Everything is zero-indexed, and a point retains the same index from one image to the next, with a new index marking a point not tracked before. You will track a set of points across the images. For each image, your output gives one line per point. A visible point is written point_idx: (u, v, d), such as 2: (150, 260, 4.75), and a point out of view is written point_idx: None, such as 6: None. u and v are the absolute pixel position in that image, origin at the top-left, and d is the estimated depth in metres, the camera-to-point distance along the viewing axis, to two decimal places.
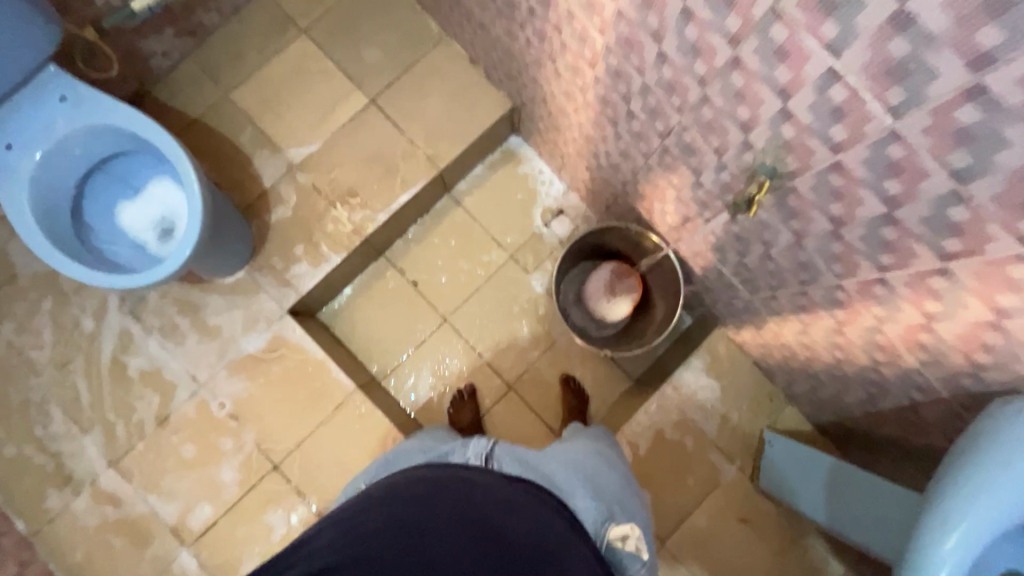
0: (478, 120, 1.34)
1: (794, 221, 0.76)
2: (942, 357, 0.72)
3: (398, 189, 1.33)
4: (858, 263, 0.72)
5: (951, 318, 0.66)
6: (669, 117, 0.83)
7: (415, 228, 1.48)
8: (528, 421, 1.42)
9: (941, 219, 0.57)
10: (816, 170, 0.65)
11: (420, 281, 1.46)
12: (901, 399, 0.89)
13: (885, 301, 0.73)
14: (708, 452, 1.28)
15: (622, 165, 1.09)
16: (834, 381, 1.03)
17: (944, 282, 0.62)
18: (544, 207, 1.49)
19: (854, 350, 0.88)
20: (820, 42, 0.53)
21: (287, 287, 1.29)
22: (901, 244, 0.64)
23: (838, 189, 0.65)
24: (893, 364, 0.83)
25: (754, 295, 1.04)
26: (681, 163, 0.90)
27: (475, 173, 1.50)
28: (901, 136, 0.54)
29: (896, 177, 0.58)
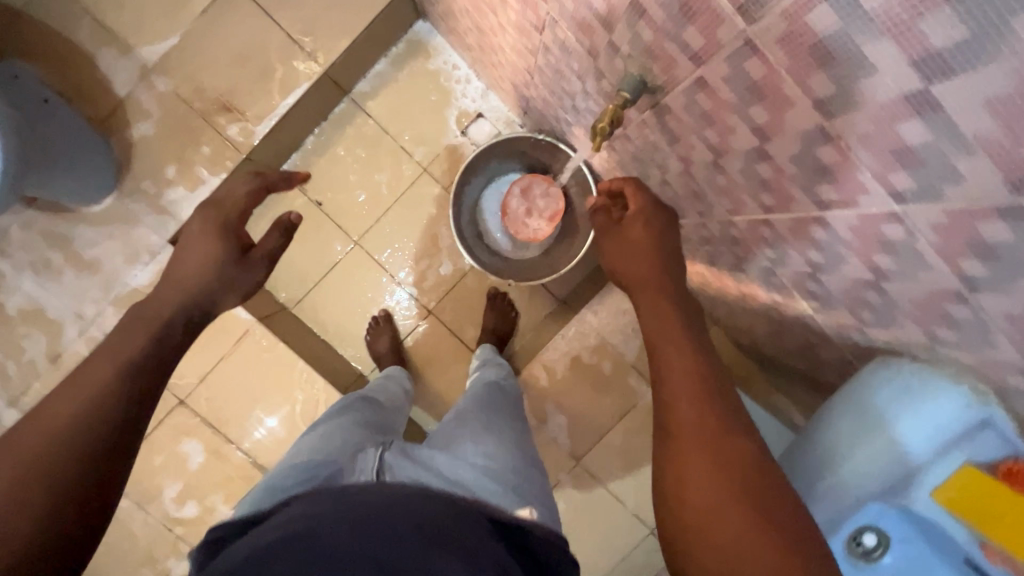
0: (364, 13, 1.12)
1: (678, 145, 0.62)
2: (831, 309, 0.62)
3: (278, 92, 1.14)
4: (743, 200, 0.59)
5: (834, 272, 0.55)
6: (537, 6, 0.65)
7: (314, 138, 1.31)
8: (451, 345, 1.38)
9: (811, 162, 0.43)
10: (682, 87, 0.50)
11: (326, 201, 1.33)
12: (801, 339, 0.81)
13: (773, 244, 0.62)
14: (628, 377, 1.24)
15: (519, 63, 0.91)
16: (745, 312, 0.95)
17: (824, 233, 0.50)
18: (460, 111, 1.31)
19: (756, 288, 0.79)
20: None
21: (164, 215, 1.15)
22: (778, 185, 0.50)
23: (708, 112, 0.50)
24: (790, 307, 0.73)
25: None
26: (564, 66, 0.73)
27: (378, 70, 1.30)
28: (757, 49, 0.38)
29: (761, 103, 0.42)
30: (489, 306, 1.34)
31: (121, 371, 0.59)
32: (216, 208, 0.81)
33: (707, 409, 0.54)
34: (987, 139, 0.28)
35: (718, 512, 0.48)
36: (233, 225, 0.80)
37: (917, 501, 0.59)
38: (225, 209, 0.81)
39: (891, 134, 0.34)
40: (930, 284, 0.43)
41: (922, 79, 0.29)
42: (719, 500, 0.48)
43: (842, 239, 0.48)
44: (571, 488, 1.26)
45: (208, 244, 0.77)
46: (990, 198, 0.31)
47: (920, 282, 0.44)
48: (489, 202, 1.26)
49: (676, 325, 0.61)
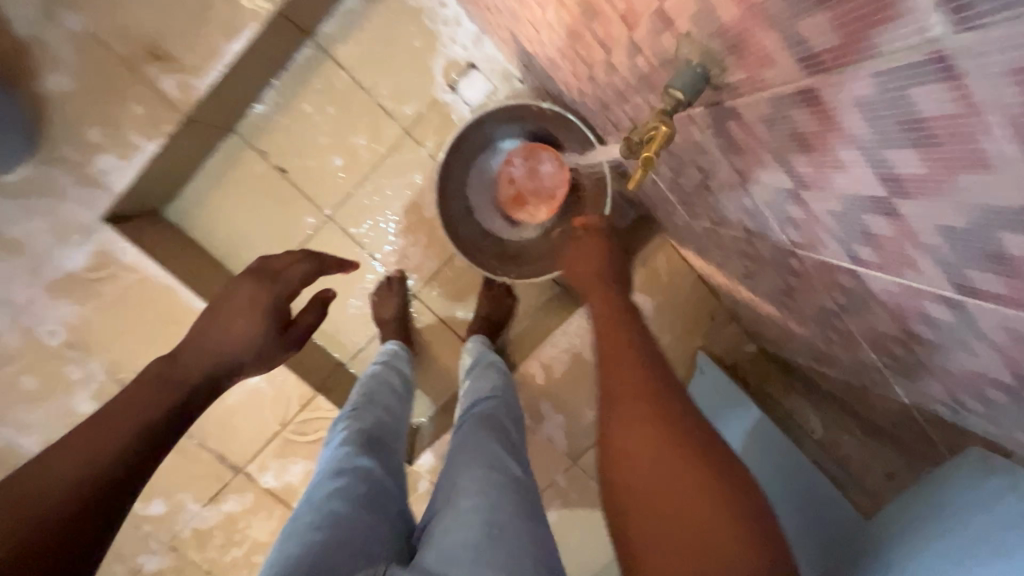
0: None
1: (738, 157, 0.45)
2: (915, 376, 0.49)
3: (222, 36, 0.92)
4: (822, 240, 0.44)
5: (944, 352, 0.40)
6: None
7: (272, 91, 1.10)
8: (439, 334, 1.24)
9: (983, 243, 0.27)
10: (773, 93, 0.33)
11: (292, 168, 1.14)
12: (849, 376, 0.68)
13: (852, 294, 0.47)
14: None
15: (522, 13, 0.71)
16: (779, 328, 0.81)
17: (951, 316, 0.35)
18: (448, 60, 1.11)
19: (803, 318, 0.65)
20: None
21: (94, 186, 0.97)
22: (896, 247, 0.35)
23: (807, 135, 0.34)
24: (848, 349, 0.60)
25: (694, 221, 0.76)
26: (583, 28, 0.54)
27: (347, 6, 1.07)
28: (952, 74, 0.22)
29: (915, 148, 0.27)
30: (484, 290, 1.19)
31: (141, 418, 0.62)
32: (270, 283, 0.86)
33: (669, 394, 0.52)
34: None
35: (671, 489, 0.47)
36: (277, 299, 0.86)
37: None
38: (279, 288, 0.86)
39: None
40: None
41: None
42: (670, 479, 0.47)
43: (984, 332, 0.34)
44: (567, 490, 1.18)
45: (254, 318, 0.81)
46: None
47: None
48: (482, 177, 1.09)
49: (624, 315, 0.61)
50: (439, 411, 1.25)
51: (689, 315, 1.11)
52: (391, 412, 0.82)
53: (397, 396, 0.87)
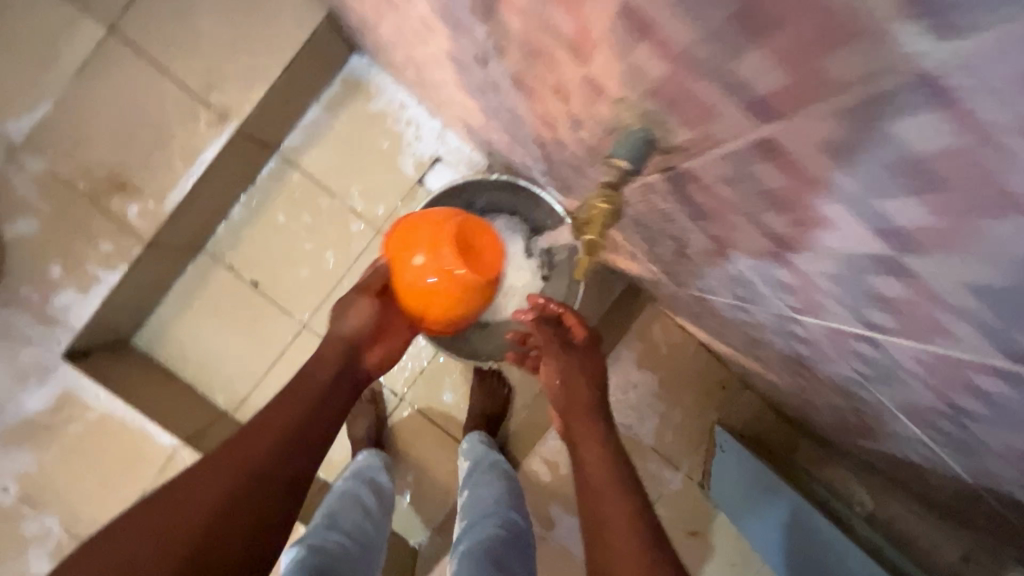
0: (279, 52, 0.90)
1: (708, 225, 0.41)
2: (968, 452, 0.40)
3: (179, 160, 0.91)
4: (820, 305, 0.38)
5: (998, 426, 0.32)
6: (472, 31, 0.44)
7: (240, 206, 1.08)
8: (432, 437, 1.13)
9: (1014, 300, 0.21)
10: (722, 151, 0.29)
11: (262, 281, 1.09)
12: (891, 450, 0.57)
13: (871, 361, 0.40)
14: (647, 461, 1.01)
15: (469, 100, 0.69)
16: (799, 394, 0.72)
17: (995, 386, 0.28)
18: (414, 156, 1.10)
19: (822, 386, 0.56)
20: None
21: (51, 324, 0.91)
22: (910, 308, 0.28)
23: (771, 192, 0.28)
24: (879, 420, 0.51)
25: (680, 288, 0.70)
26: (525, 109, 0.52)
27: (310, 118, 1.08)
28: (936, 101, 0.16)
29: (897, 192, 0.21)
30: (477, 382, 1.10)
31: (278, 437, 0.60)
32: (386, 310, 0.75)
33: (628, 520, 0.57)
34: None
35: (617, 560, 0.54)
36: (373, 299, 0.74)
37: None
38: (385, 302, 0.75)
39: None
40: None
41: None
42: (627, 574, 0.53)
43: None
44: None
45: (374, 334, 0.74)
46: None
47: None
48: None
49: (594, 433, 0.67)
50: (442, 524, 1.11)
51: (698, 388, 1.01)
52: (360, 539, 0.77)
53: (364, 515, 0.81)
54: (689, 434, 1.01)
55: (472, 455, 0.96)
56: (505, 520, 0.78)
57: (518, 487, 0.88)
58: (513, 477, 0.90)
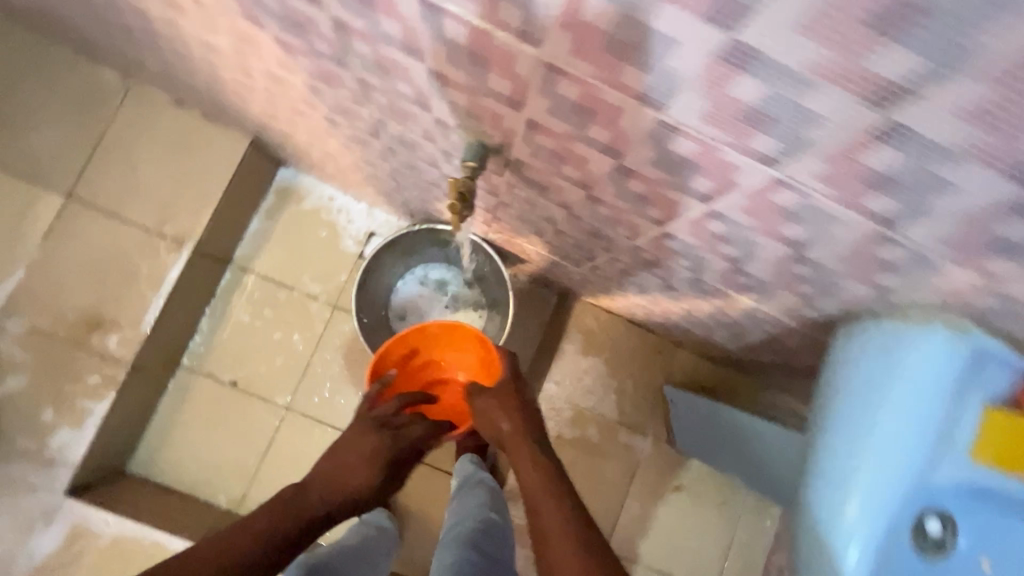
0: (217, 179, 1.08)
1: (552, 196, 0.59)
2: (770, 296, 0.57)
3: (146, 288, 1.04)
4: (635, 223, 0.55)
5: (753, 259, 0.50)
6: (360, 114, 0.62)
7: (206, 318, 1.20)
8: (430, 478, 1.20)
9: (672, 159, 0.38)
10: (520, 136, 0.47)
11: (240, 379, 1.19)
12: (761, 334, 0.74)
13: (685, 254, 0.57)
14: (617, 435, 1.13)
15: (379, 170, 0.87)
16: (700, 325, 0.89)
17: (722, 225, 0.45)
18: (351, 236, 1.26)
19: (694, 300, 0.73)
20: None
21: (51, 466, 0.98)
22: (655, 194, 0.45)
23: (555, 151, 0.46)
24: (733, 307, 0.67)
25: (581, 268, 0.87)
26: (415, 159, 0.70)
27: (253, 228, 1.24)
28: (560, 71, 0.34)
29: (591, 122, 0.39)
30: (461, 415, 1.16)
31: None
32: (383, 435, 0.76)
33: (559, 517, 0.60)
34: (830, 64, 0.24)
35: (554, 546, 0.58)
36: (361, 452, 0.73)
37: (951, 474, 0.44)
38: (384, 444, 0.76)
39: (728, 100, 0.29)
40: (851, 238, 0.38)
41: (722, 30, 0.25)
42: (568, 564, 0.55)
43: (741, 223, 0.43)
44: None
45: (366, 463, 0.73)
46: (884, 113, 0.26)
47: (838, 238, 0.39)
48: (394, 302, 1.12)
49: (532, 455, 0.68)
50: None
51: (640, 360, 1.15)
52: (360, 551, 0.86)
53: (368, 537, 0.90)
54: (645, 401, 1.15)
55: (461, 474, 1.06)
56: (480, 518, 0.88)
57: (501, 499, 0.97)
58: (495, 488, 0.99)
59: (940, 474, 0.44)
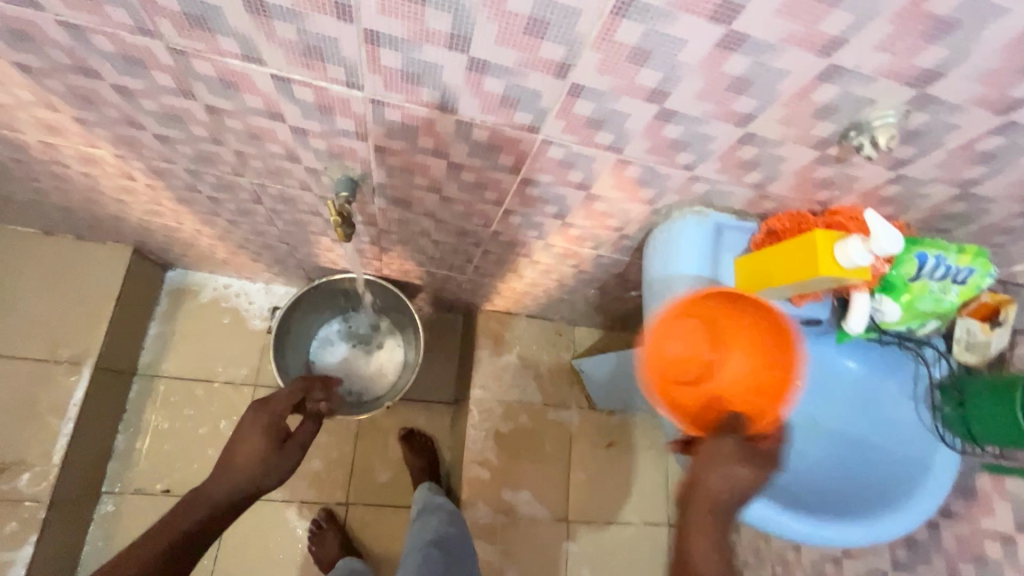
0: (105, 293, 1.09)
1: (417, 207, 0.74)
2: (598, 238, 0.76)
3: (50, 418, 1.02)
4: (484, 210, 0.72)
5: (569, 210, 0.68)
6: (241, 184, 0.74)
7: (122, 436, 1.17)
8: (392, 517, 1.24)
9: (479, 146, 0.55)
10: (374, 162, 0.62)
11: (173, 485, 1.16)
12: (616, 280, 0.93)
13: (528, 224, 0.74)
14: (547, 416, 1.26)
15: (269, 239, 0.97)
16: (577, 294, 1.07)
17: (536, 188, 0.63)
18: (255, 316, 1.31)
19: (558, 268, 0.91)
20: (264, 75, 0.49)
21: None
22: (484, 179, 0.62)
23: (404, 166, 0.62)
24: (585, 261, 0.86)
25: (468, 274, 1.03)
26: (298, 213, 0.82)
27: (152, 334, 1.25)
28: (381, 103, 0.50)
29: (418, 134, 0.55)
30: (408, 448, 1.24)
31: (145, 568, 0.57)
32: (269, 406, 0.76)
33: None
34: (525, 60, 0.42)
35: None
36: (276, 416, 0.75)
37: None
38: (273, 407, 0.76)
39: (488, 94, 0.47)
40: (607, 168, 0.56)
41: (462, 52, 0.42)
42: None
43: (545, 182, 0.61)
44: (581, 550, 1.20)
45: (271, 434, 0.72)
46: (567, 81, 0.44)
47: (600, 172, 0.57)
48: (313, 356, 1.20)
49: None
50: None
51: (548, 346, 1.31)
52: None
53: None
54: (561, 379, 1.30)
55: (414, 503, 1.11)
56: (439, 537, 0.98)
57: (458, 516, 1.06)
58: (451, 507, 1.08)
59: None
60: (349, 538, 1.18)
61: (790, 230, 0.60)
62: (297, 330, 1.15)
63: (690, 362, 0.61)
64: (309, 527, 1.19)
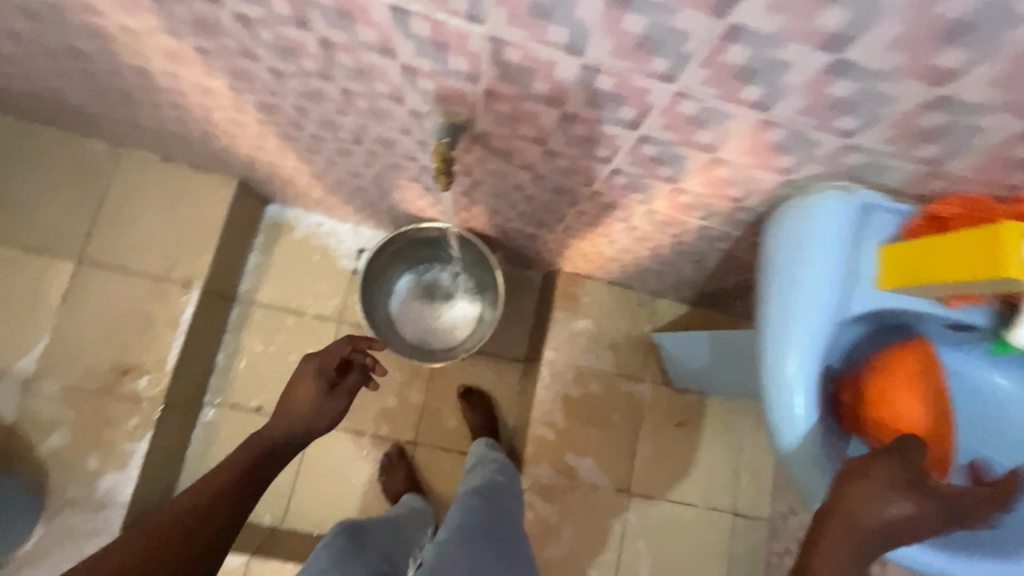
0: (213, 221, 1.16)
1: (517, 159, 0.70)
2: (711, 208, 0.68)
3: (164, 332, 1.12)
4: (589, 167, 0.67)
5: (686, 173, 0.61)
6: (344, 124, 0.73)
7: (222, 354, 1.28)
8: (456, 461, 1.28)
9: (601, 96, 0.50)
10: (482, 107, 0.58)
11: (264, 404, 1.26)
12: (718, 254, 0.86)
13: (634, 186, 0.68)
14: (619, 386, 1.23)
15: (363, 182, 0.98)
16: (670, 265, 1.00)
17: (653, 146, 0.57)
18: (343, 255, 1.36)
19: (656, 236, 0.85)
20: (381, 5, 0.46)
21: (102, 510, 1.04)
22: (597, 133, 0.57)
23: (512, 114, 0.58)
24: (688, 231, 0.79)
25: (556, 233, 0.99)
26: (395, 157, 0.81)
27: (251, 264, 1.33)
28: (502, 40, 0.45)
29: (535, 78, 0.50)
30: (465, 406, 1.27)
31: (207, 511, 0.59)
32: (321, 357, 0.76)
33: None
34: None
35: None
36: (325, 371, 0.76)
37: (862, 303, 0.56)
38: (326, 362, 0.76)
39: (624, 33, 0.41)
40: (743, 130, 0.50)
41: None
42: None
43: (666, 141, 0.55)
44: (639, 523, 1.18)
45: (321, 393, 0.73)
46: (725, 21, 0.37)
47: (735, 132, 0.50)
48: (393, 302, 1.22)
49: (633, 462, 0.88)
50: None
51: (627, 315, 1.26)
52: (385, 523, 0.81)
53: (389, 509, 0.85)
54: (638, 351, 1.25)
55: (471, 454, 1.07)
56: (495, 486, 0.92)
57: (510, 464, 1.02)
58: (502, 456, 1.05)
59: (855, 304, 0.55)
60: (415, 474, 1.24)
61: (960, 217, 0.51)
62: (382, 276, 1.18)
63: (810, 354, 0.55)
64: (381, 459, 1.26)
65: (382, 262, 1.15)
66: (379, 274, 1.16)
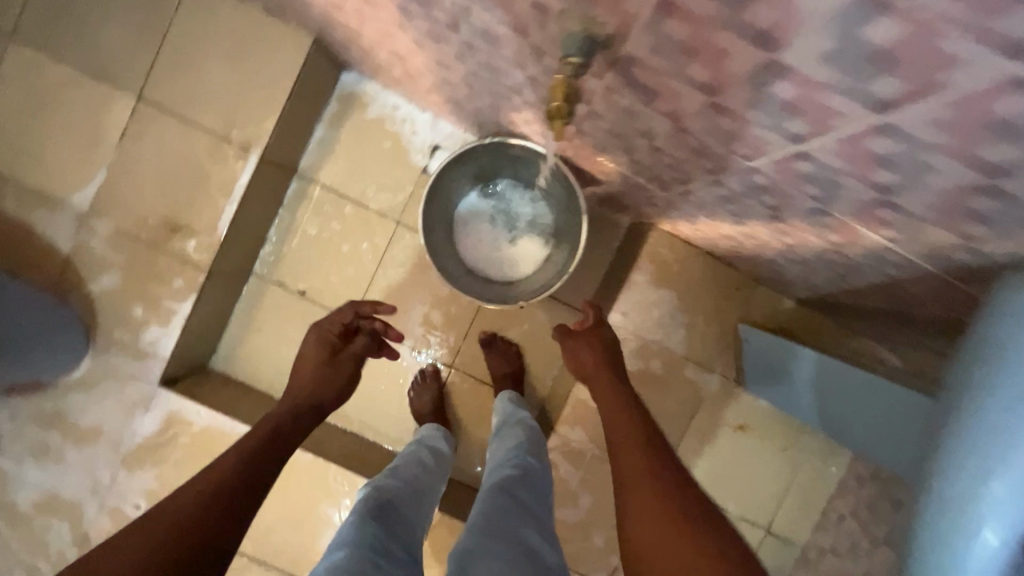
0: (282, 82, 1.03)
1: (660, 103, 0.50)
2: (914, 235, 0.48)
3: (218, 196, 1.05)
4: (762, 139, 0.47)
5: (915, 190, 0.40)
6: (442, 2, 0.55)
7: (276, 228, 1.21)
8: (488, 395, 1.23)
9: (856, 50, 0.29)
10: (643, 24, 0.38)
11: (310, 289, 1.22)
12: (875, 277, 0.66)
13: (816, 178, 0.48)
14: (683, 370, 1.09)
15: (452, 76, 0.80)
16: (798, 264, 0.80)
17: (889, 144, 0.36)
18: (415, 150, 1.21)
19: (802, 235, 0.65)
20: None
21: (145, 358, 1.06)
22: (808, 102, 0.37)
23: (684, 44, 0.38)
24: (854, 245, 0.59)
25: (669, 193, 0.79)
26: (497, 59, 0.62)
27: (318, 137, 1.21)
28: None
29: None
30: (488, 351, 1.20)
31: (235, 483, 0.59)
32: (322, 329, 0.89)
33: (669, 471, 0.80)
34: None
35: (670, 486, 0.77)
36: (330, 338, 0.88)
37: None
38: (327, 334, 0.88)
39: None
40: None
41: None
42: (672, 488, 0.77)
43: (917, 144, 0.34)
44: None
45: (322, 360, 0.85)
46: None
47: None
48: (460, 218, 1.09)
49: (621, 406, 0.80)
50: None
51: (716, 295, 1.09)
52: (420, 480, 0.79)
53: (425, 469, 0.82)
54: (715, 338, 1.09)
55: (502, 415, 1.05)
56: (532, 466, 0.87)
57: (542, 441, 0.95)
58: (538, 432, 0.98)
59: None
60: (445, 398, 1.20)
61: None
62: (451, 186, 1.04)
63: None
64: (415, 374, 1.22)
65: (457, 171, 1.01)
66: (449, 184, 1.02)
